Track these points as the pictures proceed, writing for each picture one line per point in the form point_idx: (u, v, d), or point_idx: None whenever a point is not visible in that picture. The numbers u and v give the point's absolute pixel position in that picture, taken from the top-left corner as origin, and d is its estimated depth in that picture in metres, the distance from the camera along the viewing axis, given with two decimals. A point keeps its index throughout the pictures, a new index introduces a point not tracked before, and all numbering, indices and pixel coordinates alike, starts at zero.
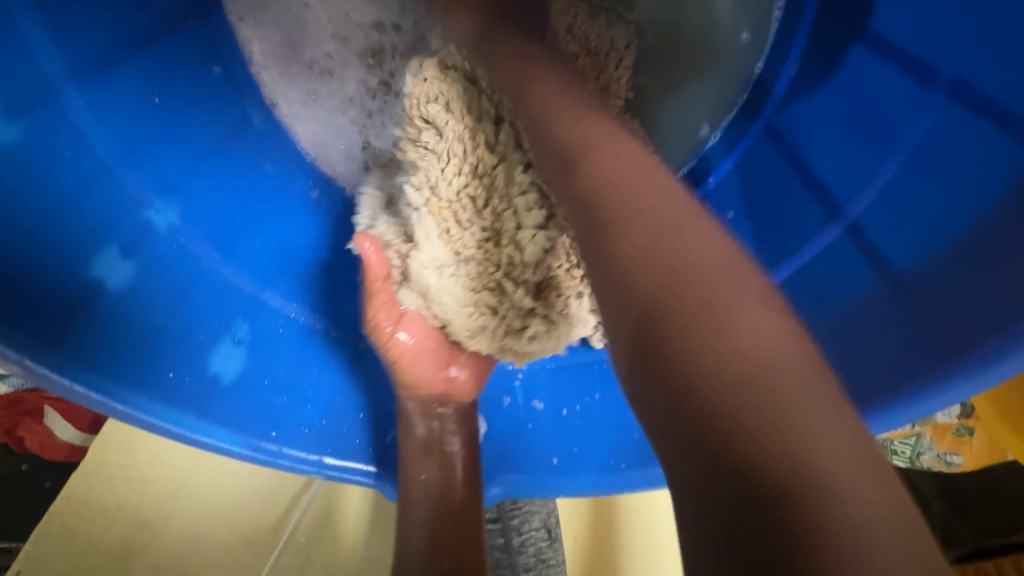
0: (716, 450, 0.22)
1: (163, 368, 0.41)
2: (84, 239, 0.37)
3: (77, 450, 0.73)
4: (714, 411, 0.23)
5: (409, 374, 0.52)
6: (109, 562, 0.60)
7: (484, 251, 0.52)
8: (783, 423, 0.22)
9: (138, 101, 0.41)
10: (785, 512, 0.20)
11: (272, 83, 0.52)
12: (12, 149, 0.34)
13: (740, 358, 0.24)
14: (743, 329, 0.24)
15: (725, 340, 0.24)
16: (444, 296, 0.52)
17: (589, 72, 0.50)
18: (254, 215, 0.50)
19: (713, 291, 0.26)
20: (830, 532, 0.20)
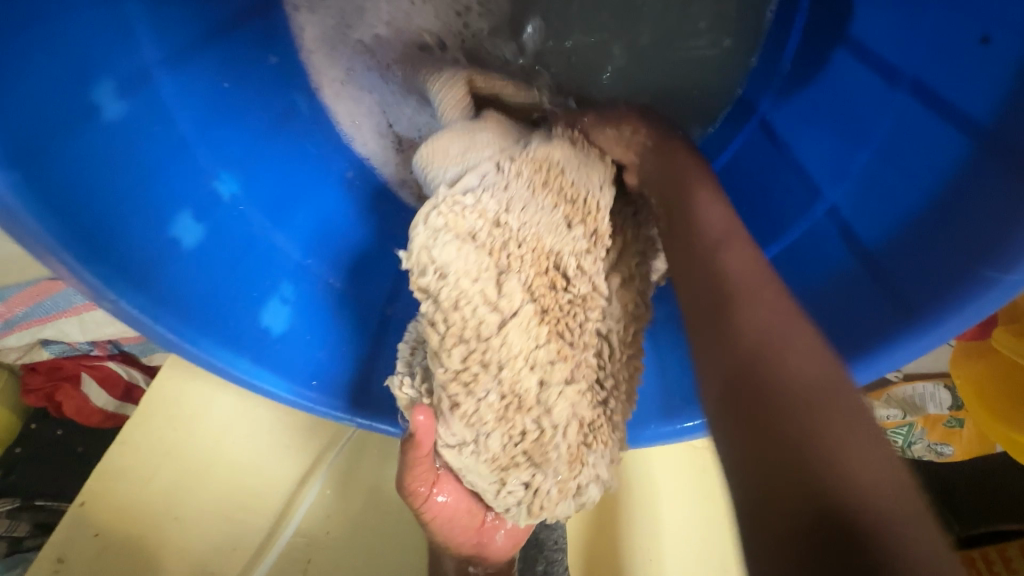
0: (792, 463, 0.28)
1: (225, 319, 0.47)
2: (165, 203, 0.43)
3: (109, 416, 0.85)
4: (806, 437, 0.29)
5: (446, 533, 0.54)
6: (157, 502, 0.65)
7: (508, 431, 0.46)
8: (823, 449, 0.28)
9: (210, 85, 0.47)
10: (844, 501, 0.26)
11: (318, 65, 0.58)
12: (116, 121, 0.39)
13: (799, 403, 0.31)
14: (805, 379, 0.32)
15: (802, 388, 0.31)
16: (468, 474, 0.49)
17: (570, 206, 0.48)
18: (298, 190, 0.56)
19: (773, 356, 0.33)
20: (889, 527, 0.25)
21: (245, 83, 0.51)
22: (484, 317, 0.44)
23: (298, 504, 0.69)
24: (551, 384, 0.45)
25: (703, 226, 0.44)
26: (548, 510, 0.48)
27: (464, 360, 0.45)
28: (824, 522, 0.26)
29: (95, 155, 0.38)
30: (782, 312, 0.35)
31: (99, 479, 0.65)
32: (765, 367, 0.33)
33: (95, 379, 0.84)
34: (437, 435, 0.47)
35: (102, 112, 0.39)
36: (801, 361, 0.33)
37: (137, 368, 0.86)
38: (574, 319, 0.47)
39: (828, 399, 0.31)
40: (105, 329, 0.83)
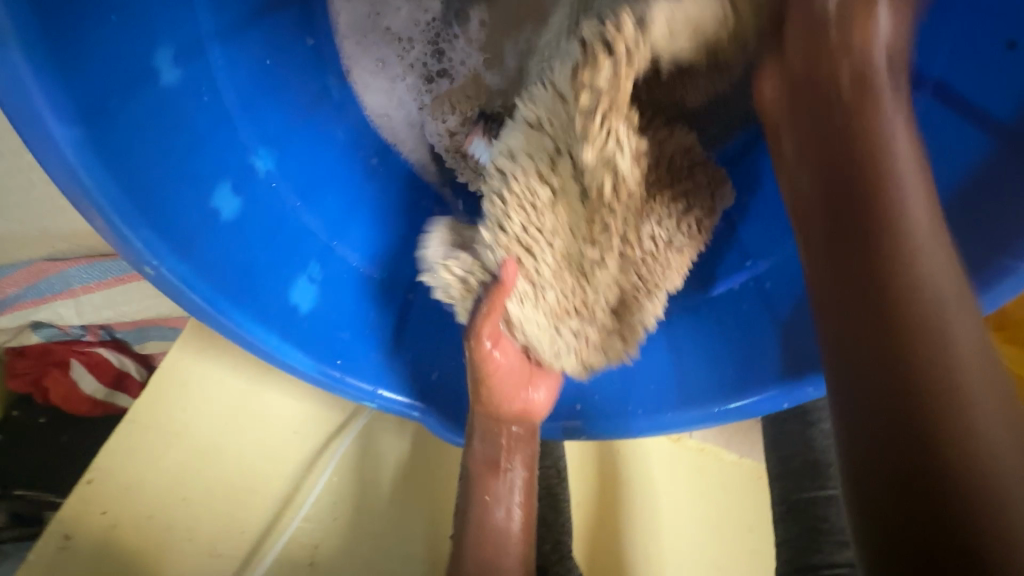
0: (911, 398, 0.29)
1: (258, 292, 0.48)
2: (209, 173, 0.43)
3: (97, 404, 0.84)
4: (916, 365, 0.30)
5: (498, 390, 0.56)
6: (165, 483, 0.64)
7: (570, 290, 0.50)
8: (945, 394, 0.29)
9: (255, 61, 0.48)
10: (960, 448, 0.28)
11: (351, 53, 0.59)
12: (170, 87, 0.40)
13: (936, 330, 0.31)
14: (949, 329, 0.31)
15: (921, 310, 0.31)
16: (528, 326, 0.52)
17: (599, 52, 0.41)
18: (330, 173, 0.57)
19: (901, 284, 0.32)
20: (988, 474, 0.27)
21: (285, 63, 0.52)
22: (530, 207, 0.47)
23: (309, 488, 0.69)
24: (592, 254, 0.48)
25: (870, 143, 0.37)
26: (590, 354, 0.53)
27: (505, 245, 0.49)
28: (917, 453, 0.28)
29: (149, 119, 0.39)
30: (846, 198, 0.36)
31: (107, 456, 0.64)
32: (891, 276, 0.32)
33: (85, 364, 0.83)
34: (516, 284, 0.50)
35: (158, 78, 0.40)
36: (929, 259, 0.33)
37: (127, 354, 0.85)
38: (598, 210, 0.46)
39: (948, 328, 0.31)
40: (103, 313, 0.83)
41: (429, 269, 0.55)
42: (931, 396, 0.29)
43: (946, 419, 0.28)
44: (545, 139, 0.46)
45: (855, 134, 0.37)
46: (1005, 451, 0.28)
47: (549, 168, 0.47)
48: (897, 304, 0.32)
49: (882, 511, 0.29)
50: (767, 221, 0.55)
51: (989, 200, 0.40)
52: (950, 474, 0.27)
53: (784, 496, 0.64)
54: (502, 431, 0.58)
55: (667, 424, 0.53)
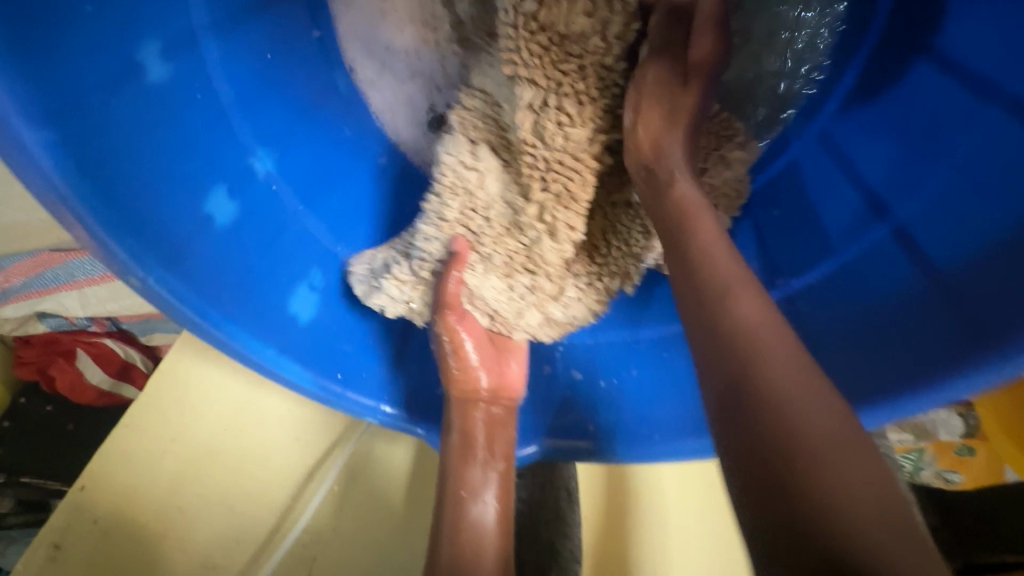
0: (764, 467, 0.27)
1: (254, 302, 0.45)
2: (201, 176, 0.40)
3: (103, 394, 0.80)
4: (766, 419, 0.29)
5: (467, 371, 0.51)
6: (160, 490, 0.62)
7: (506, 252, 0.52)
8: (803, 447, 0.27)
9: (255, 55, 0.45)
10: (820, 506, 0.25)
11: (353, 45, 0.54)
12: (158, 84, 0.37)
13: (773, 401, 0.29)
14: (777, 388, 0.29)
15: (758, 358, 0.31)
16: (484, 291, 0.53)
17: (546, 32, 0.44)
18: (334, 175, 0.54)
19: (759, 338, 0.32)
20: (854, 519, 0.24)
21: (289, 58, 0.49)
22: (468, 178, 0.52)
23: (308, 498, 0.66)
24: (526, 211, 0.50)
25: (690, 211, 0.41)
26: (547, 307, 0.53)
27: (454, 219, 0.53)
28: (798, 537, 0.25)
29: (134, 119, 0.36)
30: (721, 282, 0.35)
31: (101, 457, 0.62)
32: (728, 332, 0.33)
33: (92, 355, 0.79)
34: (466, 258, 0.53)
35: (145, 74, 0.37)
36: (744, 307, 0.34)
37: (135, 347, 0.81)
38: (539, 149, 0.47)
39: (791, 384, 0.29)
40: (107, 306, 0.78)
41: (369, 287, 0.52)
42: (800, 470, 0.26)
43: (797, 478, 0.26)
44: (485, 106, 0.52)
45: (668, 222, 0.41)
46: (867, 501, 0.25)
47: (497, 135, 0.52)
48: (732, 351, 0.32)
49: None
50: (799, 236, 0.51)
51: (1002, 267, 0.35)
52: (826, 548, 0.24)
53: None
54: (481, 410, 0.50)
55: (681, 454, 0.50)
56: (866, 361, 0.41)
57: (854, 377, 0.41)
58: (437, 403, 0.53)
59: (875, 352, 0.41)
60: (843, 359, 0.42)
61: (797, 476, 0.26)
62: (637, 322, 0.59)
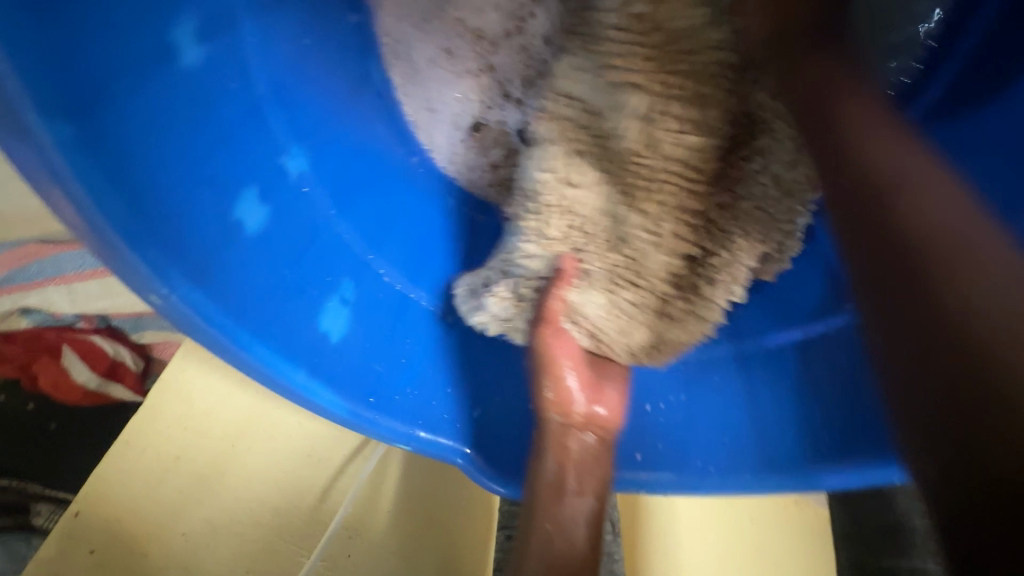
0: (909, 306, 0.31)
1: (284, 318, 0.40)
2: (233, 178, 0.35)
3: (89, 394, 0.73)
4: (905, 227, 0.32)
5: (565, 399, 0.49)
6: (160, 514, 0.57)
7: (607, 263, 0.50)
8: (984, 345, 0.27)
9: (291, 43, 0.40)
10: (993, 346, 0.27)
11: (394, 35, 0.49)
12: (192, 70, 0.33)
13: (909, 197, 0.33)
14: (917, 203, 0.32)
15: (902, 208, 0.33)
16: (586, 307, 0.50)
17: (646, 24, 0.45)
18: (368, 177, 0.49)
19: (901, 220, 0.33)
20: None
21: (324, 45, 0.44)
22: (563, 191, 0.49)
23: (327, 518, 0.62)
24: (626, 218, 0.48)
25: (873, 152, 0.35)
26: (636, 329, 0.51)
27: (542, 218, 0.50)
28: (953, 352, 0.28)
29: (160, 110, 0.31)
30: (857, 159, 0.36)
31: (99, 476, 0.57)
32: (884, 209, 0.33)
33: (79, 352, 0.72)
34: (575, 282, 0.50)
35: (178, 60, 0.32)
36: (881, 153, 0.35)
37: (126, 345, 0.74)
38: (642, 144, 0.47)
39: (958, 231, 0.31)
40: (99, 304, 0.72)
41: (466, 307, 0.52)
42: (963, 307, 0.29)
43: (965, 315, 0.29)
44: (580, 113, 0.48)
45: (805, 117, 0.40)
46: None
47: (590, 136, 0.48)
48: (907, 253, 0.31)
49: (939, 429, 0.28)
50: None
51: None
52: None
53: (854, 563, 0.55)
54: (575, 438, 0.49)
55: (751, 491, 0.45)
56: None
57: None
58: (477, 427, 0.49)
59: None
60: None
61: (1000, 377, 0.27)
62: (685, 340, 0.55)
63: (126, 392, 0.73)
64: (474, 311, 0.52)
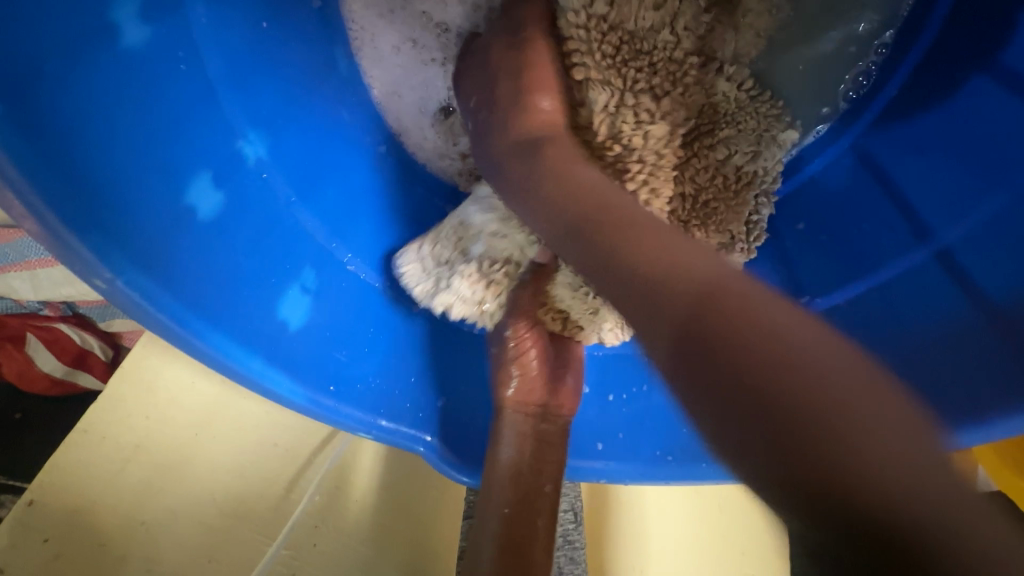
0: (772, 428, 0.22)
1: (238, 305, 0.39)
2: (183, 161, 0.35)
3: (54, 383, 0.71)
4: (778, 382, 0.23)
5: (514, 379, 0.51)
6: (123, 504, 0.56)
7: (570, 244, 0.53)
8: (824, 434, 0.21)
9: (249, 25, 0.39)
10: (858, 457, 0.21)
11: (361, 22, 0.49)
12: (138, 49, 0.32)
13: (727, 297, 0.26)
14: (792, 336, 0.24)
15: (696, 293, 0.26)
16: (560, 286, 0.54)
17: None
18: (331, 163, 0.48)
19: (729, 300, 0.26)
20: (879, 461, 0.21)
21: (286, 30, 0.43)
22: None
23: (292, 508, 0.62)
24: None
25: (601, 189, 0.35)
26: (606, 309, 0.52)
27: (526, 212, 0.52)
28: (869, 502, 0.20)
29: (103, 90, 0.30)
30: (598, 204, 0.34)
31: (59, 465, 0.55)
32: (694, 294, 0.26)
33: (45, 340, 0.70)
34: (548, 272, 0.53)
35: (121, 38, 0.31)
36: (670, 242, 0.30)
37: (93, 332, 0.73)
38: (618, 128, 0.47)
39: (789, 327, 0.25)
40: (63, 291, 0.71)
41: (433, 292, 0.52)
42: (806, 409, 0.22)
43: (790, 407, 0.22)
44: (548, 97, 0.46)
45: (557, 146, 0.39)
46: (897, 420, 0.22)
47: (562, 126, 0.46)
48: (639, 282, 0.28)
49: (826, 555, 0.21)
50: (830, 254, 0.48)
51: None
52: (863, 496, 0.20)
53: None
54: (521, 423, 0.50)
55: (706, 478, 0.46)
56: None
57: None
58: (440, 415, 0.50)
59: None
60: None
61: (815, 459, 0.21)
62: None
63: (95, 382, 0.72)
64: (438, 296, 0.52)
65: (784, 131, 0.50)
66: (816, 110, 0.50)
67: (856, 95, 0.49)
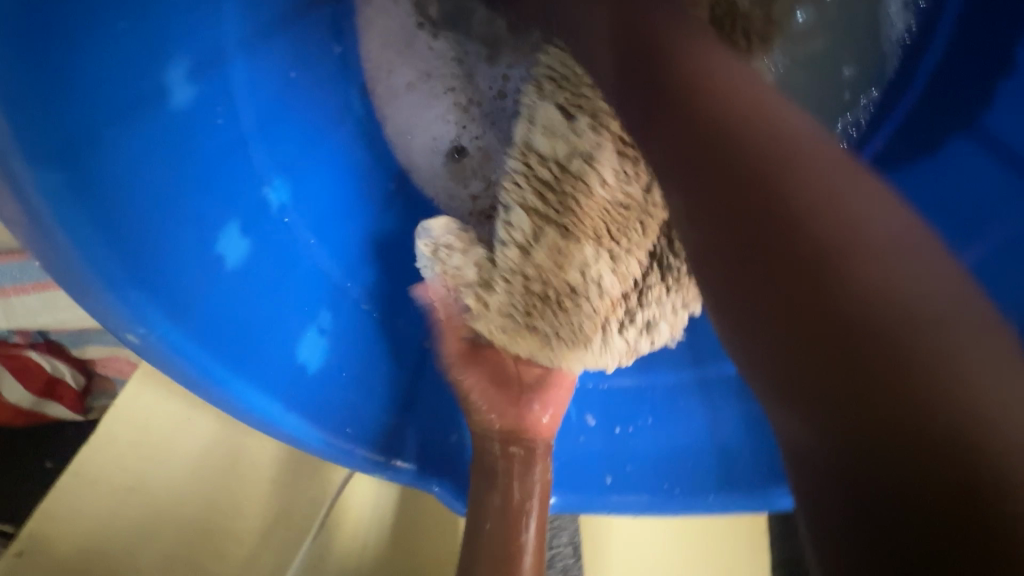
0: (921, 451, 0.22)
1: (260, 352, 0.39)
2: (216, 213, 0.35)
3: (23, 414, 0.69)
4: (913, 402, 0.23)
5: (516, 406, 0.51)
6: (115, 547, 0.54)
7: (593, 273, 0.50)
8: (904, 371, 0.23)
9: (279, 75, 0.40)
10: (984, 442, 0.22)
11: (377, 68, 0.50)
12: (178, 106, 0.33)
13: (848, 226, 0.26)
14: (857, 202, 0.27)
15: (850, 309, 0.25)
16: (582, 320, 0.51)
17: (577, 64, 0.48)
18: (347, 204, 0.49)
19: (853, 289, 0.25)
20: (967, 399, 0.22)
21: (309, 77, 0.44)
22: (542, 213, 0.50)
23: (291, 547, 0.60)
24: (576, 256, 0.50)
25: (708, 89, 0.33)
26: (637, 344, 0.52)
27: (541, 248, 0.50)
28: (953, 499, 0.21)
29: (148, 149, 0.31)
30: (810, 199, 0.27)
31: (54, 505, 0.54)
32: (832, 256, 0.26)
33: (12, 369, 0.66)
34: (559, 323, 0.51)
35: (165, 97, 0.32)
36: (825, 225, 0.27)
37: (66, 360, 0.69)
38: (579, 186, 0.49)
39: (946, 334, 0.24)
40: (38, 318, 0.66)
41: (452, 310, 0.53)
42: (909, 376, 0.23)
43: (920, 423, 0.22)
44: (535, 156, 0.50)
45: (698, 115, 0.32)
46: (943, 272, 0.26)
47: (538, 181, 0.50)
48: (753, 185, 0.29)
49: (846, 545, 0.23)
50: None
51: None
52: (939, 447, 0.22)
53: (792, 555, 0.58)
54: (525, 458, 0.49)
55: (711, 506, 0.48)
56: None
57: None
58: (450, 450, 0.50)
59: None
60: None
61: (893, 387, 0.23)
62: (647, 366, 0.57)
63: (65, 412, 0.70)
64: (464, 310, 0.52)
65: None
66: None
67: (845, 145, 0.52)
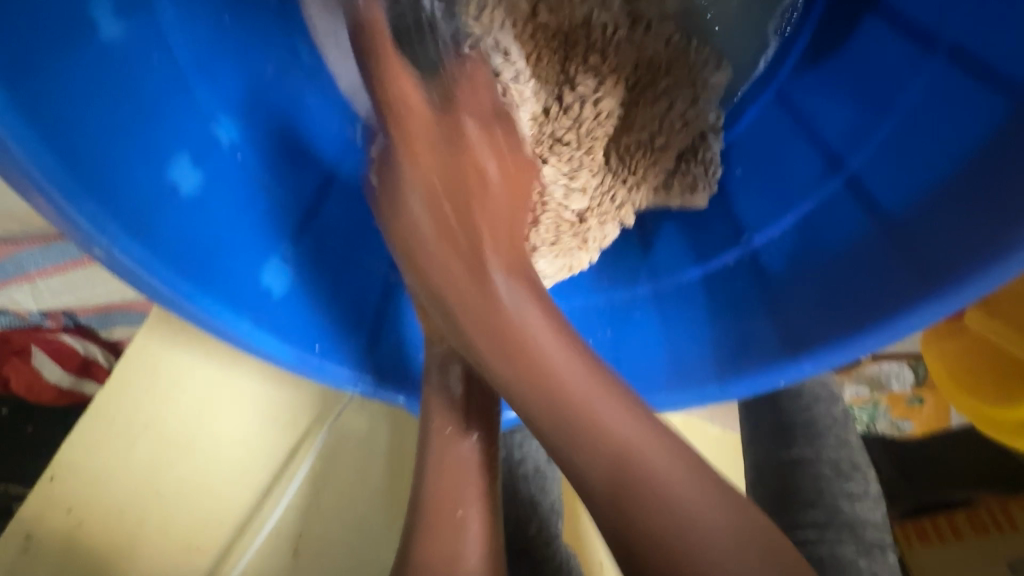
0: None
1: (221, 271, 0.43)
2: (162, 144, 0.40)
3: (62, 394, 0.71)
4: None
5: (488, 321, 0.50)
6: (138, 474, 0.62)
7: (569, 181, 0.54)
8: None
9: (208, 22, 0.45)
10: None
11: (319, 23, 0.54)
12: (112, 42, 0.38)
13: None
14: None
15: None
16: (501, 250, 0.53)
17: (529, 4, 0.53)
18: (296, 145, 0.52)
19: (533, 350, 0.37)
20: None
21: (248, 26, 0.49)
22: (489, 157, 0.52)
23: (293, 474, 0.65)
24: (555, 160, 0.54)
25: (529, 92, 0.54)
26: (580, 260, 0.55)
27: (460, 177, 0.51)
28: None
29: (86, 81, 0.36)
30: None
31: (80, 443, 0.61)
32: None
33: (48, 352, 0.71)
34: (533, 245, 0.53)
35: (99, 32, 0.37)
36: None
37: (95, 340, 0.72)
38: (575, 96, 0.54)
39: None
40: (64, 299, 0.73)
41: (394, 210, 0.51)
42: None
43: None
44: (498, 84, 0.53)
45: None
46: None
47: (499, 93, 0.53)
48: None
49: None
50: (761, 194, 0.52)
51: (947, 207, 0.38)
52: None
53: (769, 455, 0.63)
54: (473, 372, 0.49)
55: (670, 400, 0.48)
56: (816, 306, 0.44)
57: (811, 325, 0.44)
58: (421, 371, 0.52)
59: (823, 300, 0.44)
60: (802, 302, 0.45)
61: None
62: (652, 276, 0.56)
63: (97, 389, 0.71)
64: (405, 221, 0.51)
65: (711, 74, 0.56)
66: (741, 57, 0.56)
67: (777, 49, 0.54)
